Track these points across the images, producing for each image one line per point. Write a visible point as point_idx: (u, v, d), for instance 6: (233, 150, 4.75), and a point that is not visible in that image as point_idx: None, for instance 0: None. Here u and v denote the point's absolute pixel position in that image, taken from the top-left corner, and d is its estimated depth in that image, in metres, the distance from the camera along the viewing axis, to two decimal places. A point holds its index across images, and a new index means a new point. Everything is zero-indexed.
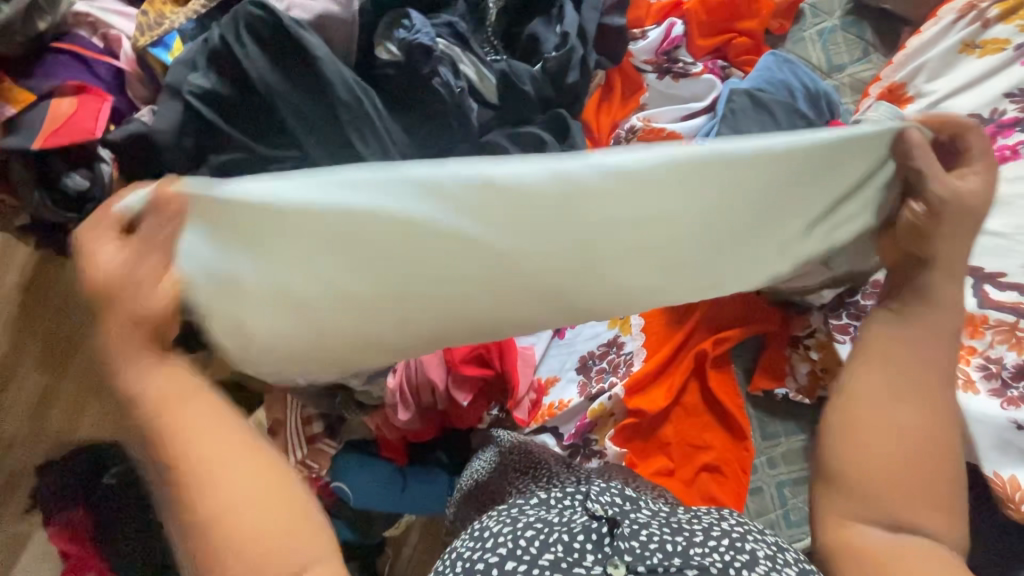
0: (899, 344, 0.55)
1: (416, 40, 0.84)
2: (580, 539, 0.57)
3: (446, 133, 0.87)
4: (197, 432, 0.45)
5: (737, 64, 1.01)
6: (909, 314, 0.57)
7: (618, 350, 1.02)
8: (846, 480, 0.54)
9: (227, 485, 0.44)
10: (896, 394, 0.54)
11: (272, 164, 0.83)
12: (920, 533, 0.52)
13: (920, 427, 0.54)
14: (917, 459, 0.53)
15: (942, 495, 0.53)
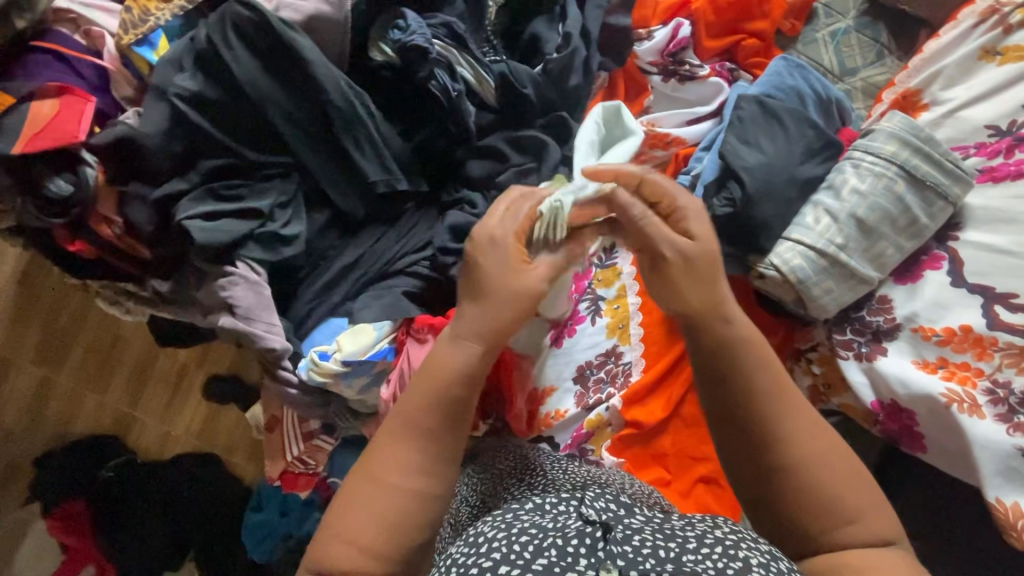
0: (750, 387, 0.58)
1: (410, 41, 0.80)
2: (571, 543, 0.49)
3: (445, 138, 0.87)
4: (465, 415, 0.59)
5: (746, 66, 0.97)
6: (730, 351, 0.59)
7: (617, 360, 1.00)
8: (781, 518, 0.55)
9: (423, 461, 0.56)
10: (785, 431, 0.56)
11: (266, 170, 0.83)
12: (869, 537, 0.53)
13: (813, 442, 0.56)
14: (832, 468, 0.55)
15: (864, 485, 0.56)
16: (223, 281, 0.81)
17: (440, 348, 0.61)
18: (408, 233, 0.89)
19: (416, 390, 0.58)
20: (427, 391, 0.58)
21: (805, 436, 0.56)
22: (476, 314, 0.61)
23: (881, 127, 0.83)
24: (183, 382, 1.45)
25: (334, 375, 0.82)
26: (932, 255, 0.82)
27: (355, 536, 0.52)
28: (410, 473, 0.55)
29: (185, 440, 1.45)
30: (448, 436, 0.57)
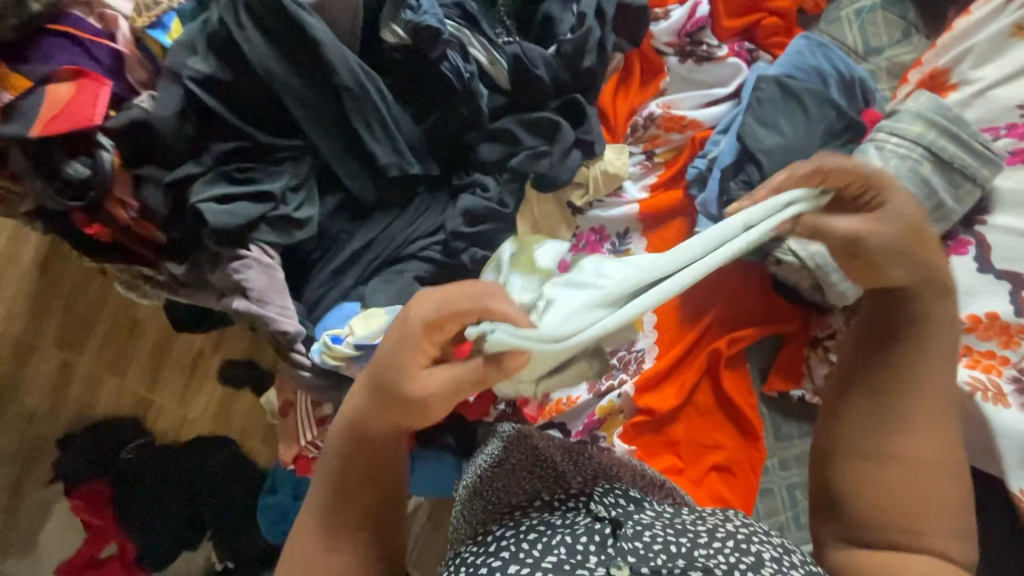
0: (918, 361, 0.48)
1: (422, 22, 0.78)
2: (580, 540, 0.48)
3: (456, 121, 0.86)
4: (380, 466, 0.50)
5: (765, 46, 0.95)
6: (904, 320, 0.49)
7: (629, 347, 0.98)
8: (857, 490, 0.48)
9: (349, 512, 0.50)
10: (920, 422, 0.47)
11: (278, 154, 0.83)
12: (932, 551, 0.45)
13: (938, 443, 0.47)
14: (939, 477, 0.47)
15: (956, 511, 0.47)
16: (236, 265, 0.81)
17: (356, 399, 0.50)
18: (420, 216, 0.89)
19: (338, 444, 0.50)
20: (345, 448, 0.50)
21: (938, 428, 0.47)
22: (378, 385, 0.48)
23: (906, 108, 0.80)
24: (198, 366, 1.47)
25: (347, 358, 0.82)
26: (957, 240, 0.80)
27: None
28: (349, 536, 0.49)
29: (202, 424, 1.46)
30: (370, 485, 0.50)
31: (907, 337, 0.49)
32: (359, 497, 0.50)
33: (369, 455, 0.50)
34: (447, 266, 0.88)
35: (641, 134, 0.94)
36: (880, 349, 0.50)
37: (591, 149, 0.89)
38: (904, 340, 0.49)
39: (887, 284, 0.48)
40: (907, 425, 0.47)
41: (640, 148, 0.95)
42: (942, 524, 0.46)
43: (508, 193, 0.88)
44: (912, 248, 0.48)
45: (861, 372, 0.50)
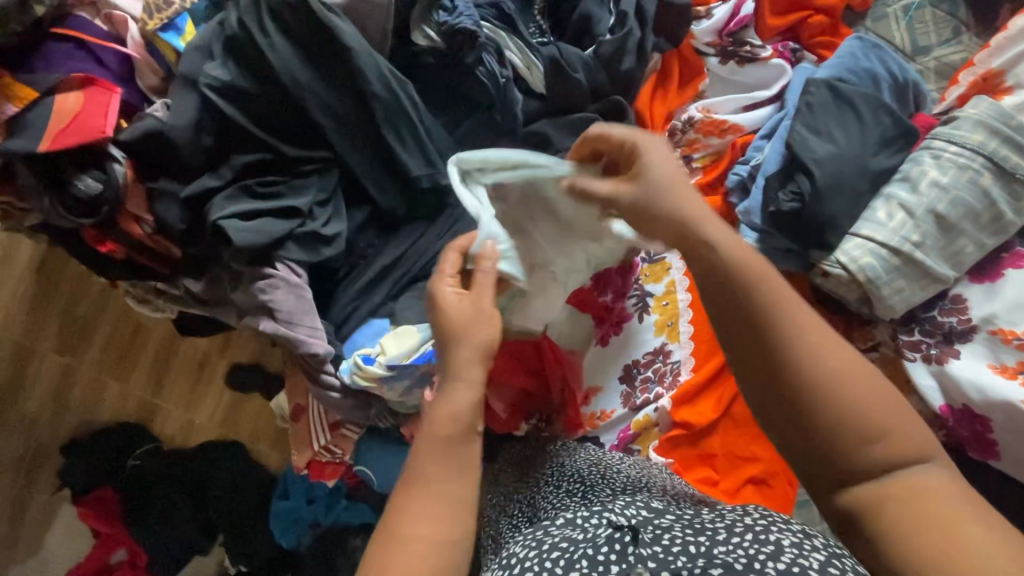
0: (762, 289, 0.50)
1: (457, 24, 0.74)
2: (601, 551, 0.49)
3: (489, 129, 0.81)
4: (454, 451, 0.55)
5: (810, 46, 0.90)
6: (736, 272, 0.51)
7: (665, 359, 0.95)
8: (817, 446, 0.47)
9: (439, 512, 0.52)
10: (814, 347, 0.48)
11: (303, 166, 0.78)
12: (901, 457, 0.46)
13: (834, 355, 0.48)
14: (860, 384, 0.47)
15: (893, 395, 0.48)
16: (261, 285, 0.77)
17: (446, 396, 0.56)
18: (450, 229, 0.84)
19: (425, 451, 0.54)
20: (437, 457, 0.54)
21: (820, 340, 0.48)
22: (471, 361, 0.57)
23: (965, 114, 0.77)
24: (203, 371, 1.42)
25: (378, 379, 0.80)
26: (1013, 252, 0.77)
27: None
28: (429, 525, 0.51)
29: (209, 429, 1.43)
30: (455, 483, 0.54)
31: (736, 281, 0.50)
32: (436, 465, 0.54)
33: (450, 426, 0.55)
34: None
35: (679, 138, 0.91)
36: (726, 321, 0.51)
37: None
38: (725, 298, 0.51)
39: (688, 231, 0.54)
40: (788, 360, 0.48)
41: (678, 153, 0.92)
42: (893, 420, 0.47)
43: None
44: (665, 197, 0.56)
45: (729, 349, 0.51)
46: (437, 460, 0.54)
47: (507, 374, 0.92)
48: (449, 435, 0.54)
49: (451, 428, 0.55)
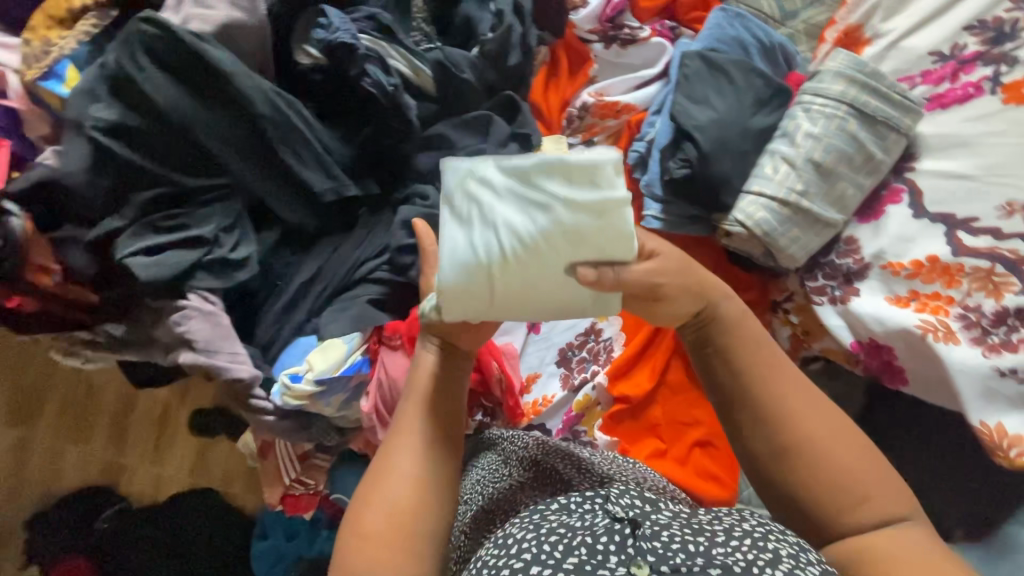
0: (758, 355, 0.60)
1: (336, 40, 0.76)
2: (600, 540, 0.52)
3: (389, 137, 0.84)
4: (425, 422, 0.65)
5: (686, 22, 0.95)
6: (733, 350, 0.60)
7: (597, 337, 1.00)
8: (818, 500, 0.55)
9: (416, 481, 0.61)
10: (809, 405, 0.58)
11: (205, 195, 0.77)
12: (886, 514, 0.55)
13: (822, 420, 0.57)
14: (844, 446, 0.56)
15: (865, 452, 0.57)
16: (176, 317, 0.77)
17: (414, 377, 0.69)
18: (366, 238, 0.86)
19: (404, 431, 0.64)
20: (413, 427, 0.65)
21: (815, 414, 0.57)
22: (429, 385, 0.67)
23: (826, 68, 0.82)
24: (167, 420, 1.39)
25: (309, 396, 0.82)
26: (891, 189, 0.81)
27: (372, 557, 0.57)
28: (406, 488, 0.60)
29: (178, 479, 1.38)
30: (425, 460, 0.63)
31: (734, 347, 0.60)
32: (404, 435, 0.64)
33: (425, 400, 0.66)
34: (399, 284, 0.87)
35: (577, 124, 0.94)
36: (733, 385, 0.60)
37: (528, 141, 0.89)
38: (736, 368, 0.60)
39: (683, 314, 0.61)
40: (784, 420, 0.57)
41: (578, 139, 0.95)
42: (875, 482, 0.55)
43: None
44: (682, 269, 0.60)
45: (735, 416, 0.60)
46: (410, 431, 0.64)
47: None
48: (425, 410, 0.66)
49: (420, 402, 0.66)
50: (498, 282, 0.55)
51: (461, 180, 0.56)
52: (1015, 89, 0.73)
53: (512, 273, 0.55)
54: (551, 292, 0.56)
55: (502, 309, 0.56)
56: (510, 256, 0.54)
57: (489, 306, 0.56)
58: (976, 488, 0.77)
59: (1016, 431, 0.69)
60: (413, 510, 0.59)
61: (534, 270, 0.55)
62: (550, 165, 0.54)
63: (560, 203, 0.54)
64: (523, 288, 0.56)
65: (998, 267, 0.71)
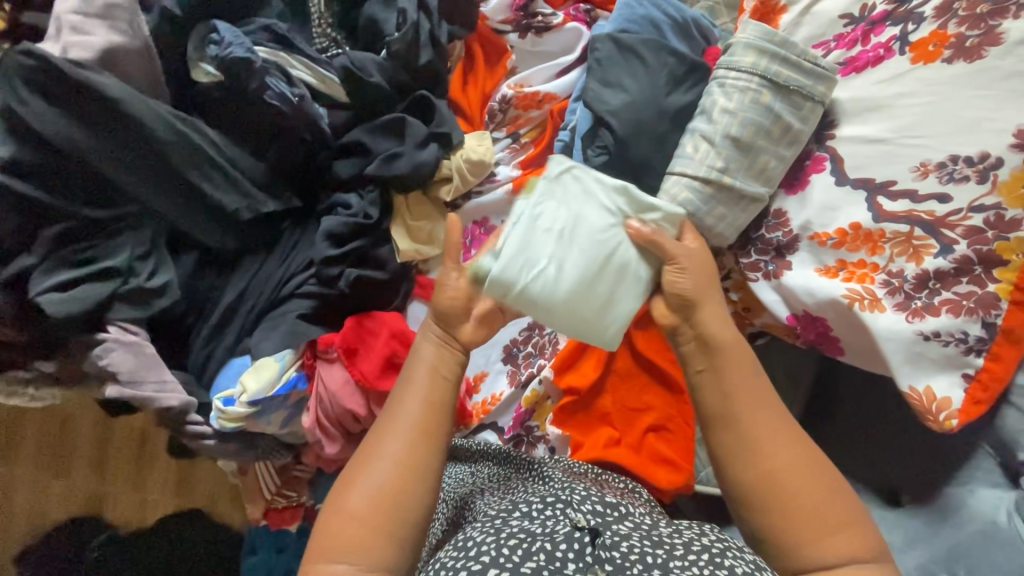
0: (741, 372, 0.65)
1: (229, 55, 0.74)
2: (560, 547, 0.54)
3: (303, 147, 0.83)
4: (418, 411, 0.64)
5: (601, 4, 0.93)
6: (722, 360, 0.65)
7: (541, 331, 1.00)
8: (786, 524, 0.58)
9: (402, 469, 0.61)
10: (782, 429, 0.62)
11: (113, 226, 0.76)
12: (849, 547, 0.57)
13: (796, 448, 0.61)
14: (813, 475, 0.60)
15: (829, 477, 0.60)
16: (97, 350, 0.75)
17: (411, 363, 0.68)
18: (291, 252, 0.86)
19: (398, 414, 0.64)
20: (408, 413, 0.64)
21: (787, 440, 0.61)
22: (425, 376, 0.66)
23: (737, 40, 0.79)
24: (148, 446, 1.37)
25: (244, 418, 0.81)
26: (814, 158, 0.80)
27: (347, 541, 0.58)
28: (393, 474, 0.60)
29: (165, 502, 1.37)
30: (414, 449, 0.62)
31: (723, 354, 0.66)
32: (395, 421, 0.64)
33: (423, 389, 0.66)
34: (329, 297, 0.86)
35: (500, 118, 0.93)
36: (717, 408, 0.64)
37: (449, 140, 0.88)
38: (722, 391, 0.64)
39: (681, 292, 0.69)
40: (754, 437, 0.61)
41: (503, 132, 0.94)
42: (841, 515, 0.58)
43: (371, 204, 0.86)
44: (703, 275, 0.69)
45: (720, 427, 0.63)
46: (399, 416, 0.64)
47: (371, 381, 0.84)
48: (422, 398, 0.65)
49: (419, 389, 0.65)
50: (545, 244, 0.66)
51: (560, 173, 0.69)
52: (922, 47, 0.71)
53: (563, 245, 0.67)
54: (590, 283, 0.67)
55: (549, 287, 0.66)
56: (561, 233, 0.67)
57: (544, 281, 0.66)
58: (917, 451, 0.77)
59: (944, 395, 0.68)
60: (396, 497, 0.60)
61: (586, 266, 0.67)
62: (635, 196, 0.69)
63: (620, 226, 0.69)
64: (565, 251, 0.66)
65: (916, 231, 0.70)
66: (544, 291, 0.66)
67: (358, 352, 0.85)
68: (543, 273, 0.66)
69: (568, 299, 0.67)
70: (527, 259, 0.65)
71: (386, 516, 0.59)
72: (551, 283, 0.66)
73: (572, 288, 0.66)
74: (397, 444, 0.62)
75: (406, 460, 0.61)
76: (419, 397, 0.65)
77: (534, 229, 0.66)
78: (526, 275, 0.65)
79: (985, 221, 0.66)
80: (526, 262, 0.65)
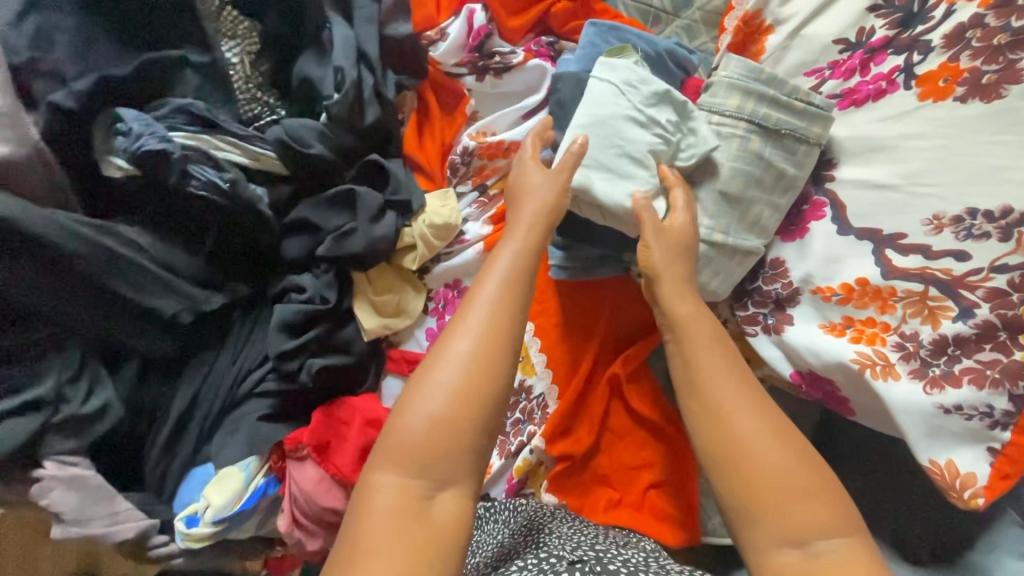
0: (709, 344, 0.59)
1: (141, 148, 0.66)
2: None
3: (241, 233, 0.74)
4: (510, 294, 0.56)
5: (564, 35, 0.84)
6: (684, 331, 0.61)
7: (528, 395, 0.91)
8: (744, 500, 0.50)
9: (488, 360, 0.52)
10: (741, 393, 0.55)
11: (30, 349, 0.67)
12: (819, 525, 0.47)
13: (759, 414, 0.53)
14: (776, 443, 0.51)
15: (799, 448, 0.51)
16: (34, 489, 0.68)
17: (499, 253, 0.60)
18: (243, 347, 0.78)
19: (490, 295, 0.55)
20: (495, 295, 0.55)
21: (749, 405, 0.54)
22: (514, 263, 0.59)
23: (718, 78, 0.73)
24: None
25: (211, 538, 0.74)
26: (813, 203, 0.73)
27: (414, 444, 0.48)
28: (476, 358, 0.51)
29: None
30: (502, 334, 0.53)
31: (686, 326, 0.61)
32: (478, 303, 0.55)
33: (517, 276, 0.58)
34: (290, 393, 0.78)
35: (464, 172, 0.83)
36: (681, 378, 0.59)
37: (408, 206, 0.79)
38: (685, 359, 0.59)
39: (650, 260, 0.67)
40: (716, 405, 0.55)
41: (469, 186, 0.84)
42: (811, 490, 0.49)
43: (327, 286, 0.77)
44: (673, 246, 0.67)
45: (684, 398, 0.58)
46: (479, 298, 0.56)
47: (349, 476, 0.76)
48: (511, 282, 0.57)
49: (514, 276, 0.57)
50: (650, 106, 0.71)
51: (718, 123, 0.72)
52: (931, 81, 0.63)
53: (654, 130, 0.71)
54: (624, 135, 0.70)
55: (611, 106, 0.71)
56: (653, 123, 0.71)
57: (614, 100, 0.70)
58: (940, 514, 0.71)
59: (968, 470, 0.62)
60: (483, 390, 0.50)
61: (624, 135, 0.70)
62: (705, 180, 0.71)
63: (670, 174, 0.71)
64: (644, 125, 0.71)
65: (932, 290, 0.63)
66: (597, 101, 0.71)
67: (331, 446, 0.77)
68: (621, 101, 0.71)
69: (605, 120, 0.70)
70: (647, 87, 0.71)
71: (468, 411, 0.50)
72: (607, 106, 0.71)
73: (616, 122, 0.70)
74: (489, 328, 0.53)
75: (497, 349, 0.52)
76: (511, 283, 0.57)
77: (669, 94, 0.71)
78: (624, 82, 0.71)
79: (1009, 283, 0.58)
80: (641, 92, 0.71)
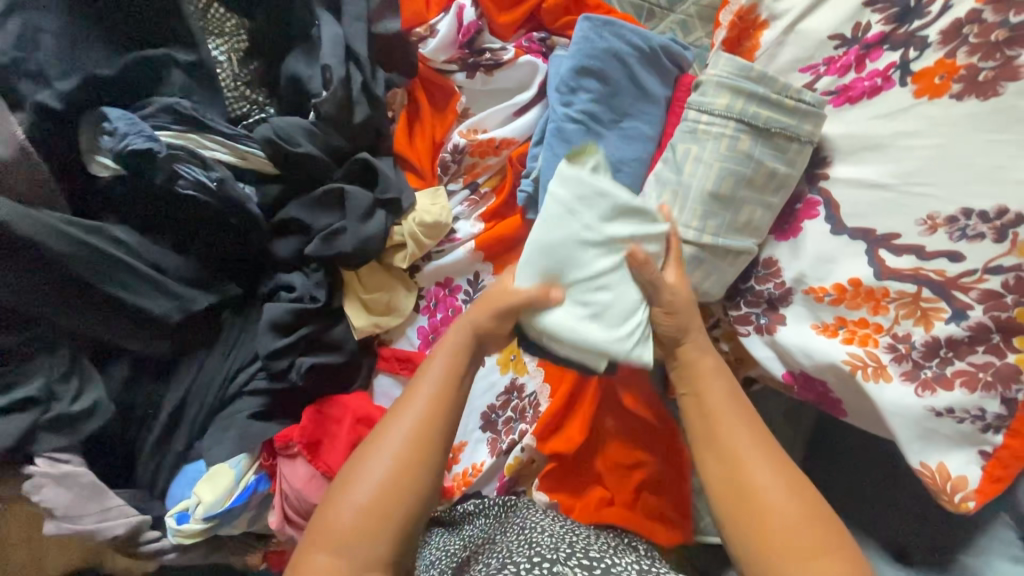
0: (723, 399, 0.59)
1: (126, 147, 0.66)
2: None
3: (229, 232, 0.74)
4: (445, 383, 0.57)
5: (557, 31, 0.82)
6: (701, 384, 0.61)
7: (520, 394, 0.93)
8: (762, 552, 0.51)
9: (416, 450, 0.54)
10: (760, 447, 0.56)
11: (21, 348, 0.67)
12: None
13: (778, 470, 0.54)
14: (794, 497, 0.53)
15: (814, 503, 0.52)
16: (26, 486, 0.68)
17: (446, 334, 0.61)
18: (234, 347, 0.78)
19: (427, 386, 0.57)
20: (433, 383, 0.57)
21: (768, 459, 0.55)
22: (456, 349, 0.59)
23: (707, 77, 0.71)
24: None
25: (202, 534, 0.75)
26: (806, 202, 0.71)
27: (341, 532, 0.52)
28: (404, 450, 0.54)
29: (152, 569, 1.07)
30: (431, 423, 0.56)
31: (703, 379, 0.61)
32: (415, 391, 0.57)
33: (455, 362, 0.59)
34: (279, 391, 0.78)
35: (454, 170, 0.82)
36: (697, 427, 0.60)
37: (398, 205, 0.78)
38: (703, 409, 0.60)
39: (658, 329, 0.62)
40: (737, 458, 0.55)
41: (459, 184, 0.83)
42: (824, 544, 0.50)
43: (317, 285, 0.78)
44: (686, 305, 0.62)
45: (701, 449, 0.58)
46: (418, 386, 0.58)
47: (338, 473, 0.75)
48: (450, 367, 0.58)
49: (452, 359, 0.59)
50: (603, 207, 0.58)
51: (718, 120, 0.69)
52: (927, 78, 0.62)
53: (618, 228, 0.59)
54: (591, 264, 0.57)
55: (562, 232, 0.57)
56: (615, 222, 0.59)
57: (563, 226, 0.57)
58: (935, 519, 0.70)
59: (959, 473, 0.61)
60: (406, 482, 0.53)
61: (580, 265, 0.57)
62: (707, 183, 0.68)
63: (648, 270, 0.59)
64: (609, 233, 0.59)
65: (925, 291, 0.62)
66: (551, 225, 0.57)
67: (321, 443, 0.77)
68: (571, 222, 0.57)
69: (563, 252, 0.57)
70: (586, 194, 0.57)
71: (389, 503, 0.53)
72: (560, 230, 0.57)
73: (575, 244, 0.57)
74: (418, 419, 0.55)
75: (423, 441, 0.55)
76: (448, 369, 0.58)
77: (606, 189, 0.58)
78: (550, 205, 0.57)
79: (1003, 285, 0.57)
80: (577, 200, 0.58)
